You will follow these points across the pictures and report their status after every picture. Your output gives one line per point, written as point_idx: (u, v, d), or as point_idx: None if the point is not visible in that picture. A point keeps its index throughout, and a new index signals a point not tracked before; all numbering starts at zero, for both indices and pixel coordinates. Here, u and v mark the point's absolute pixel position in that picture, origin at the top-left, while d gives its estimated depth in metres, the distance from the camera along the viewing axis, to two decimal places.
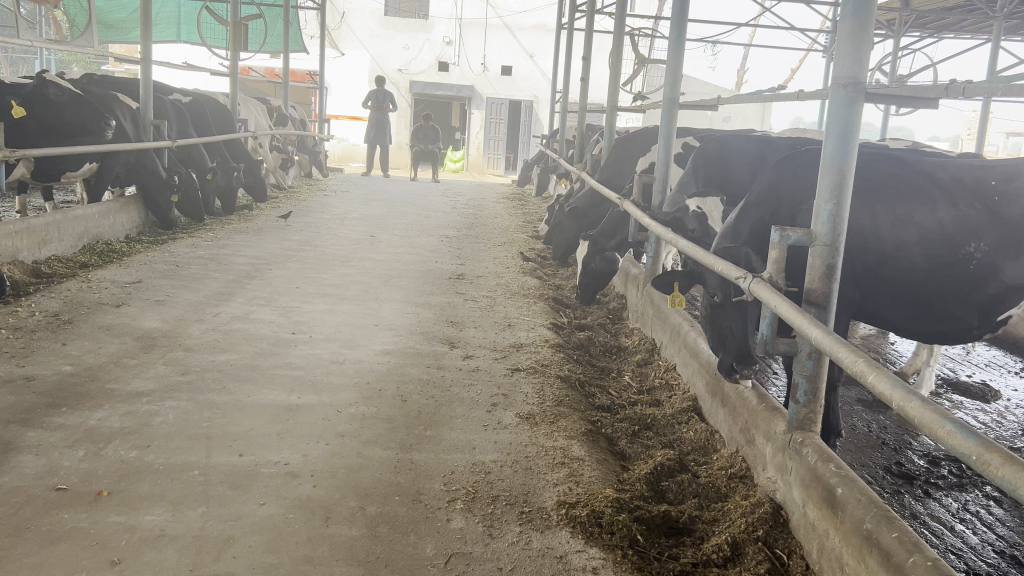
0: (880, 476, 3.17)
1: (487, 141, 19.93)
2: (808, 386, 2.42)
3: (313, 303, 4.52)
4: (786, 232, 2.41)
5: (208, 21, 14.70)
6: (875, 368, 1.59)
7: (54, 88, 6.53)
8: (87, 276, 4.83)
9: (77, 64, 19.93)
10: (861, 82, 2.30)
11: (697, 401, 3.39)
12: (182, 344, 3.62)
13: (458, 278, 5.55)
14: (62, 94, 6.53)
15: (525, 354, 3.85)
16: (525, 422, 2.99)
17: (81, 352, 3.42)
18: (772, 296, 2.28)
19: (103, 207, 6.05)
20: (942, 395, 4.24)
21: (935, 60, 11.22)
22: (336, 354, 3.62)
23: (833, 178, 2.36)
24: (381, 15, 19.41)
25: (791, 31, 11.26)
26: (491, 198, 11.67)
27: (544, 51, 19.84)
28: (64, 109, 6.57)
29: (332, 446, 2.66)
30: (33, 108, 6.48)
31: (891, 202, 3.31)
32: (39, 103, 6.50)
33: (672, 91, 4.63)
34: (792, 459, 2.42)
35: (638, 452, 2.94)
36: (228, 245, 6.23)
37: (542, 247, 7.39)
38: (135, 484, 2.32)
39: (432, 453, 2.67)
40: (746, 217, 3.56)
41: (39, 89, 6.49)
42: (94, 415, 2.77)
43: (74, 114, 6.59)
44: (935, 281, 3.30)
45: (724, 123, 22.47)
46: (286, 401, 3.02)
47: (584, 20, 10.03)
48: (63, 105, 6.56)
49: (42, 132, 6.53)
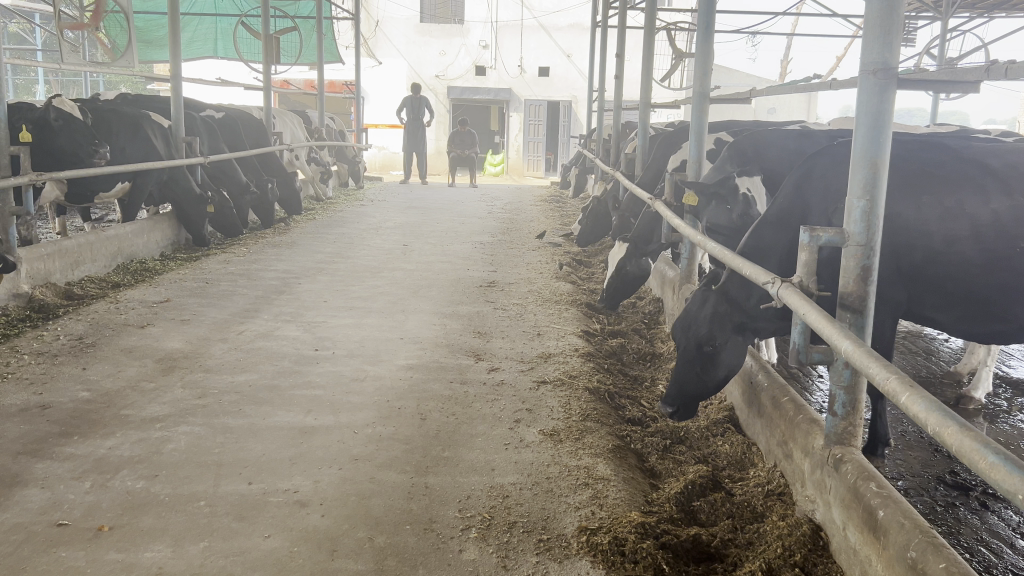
0: (933, 487, 2.96)
1: (527, 143, 19.83)
2: (847, 397, 2.26)
3: (338, 318, 4.44)
4: (816, 232, 2.24)
5: (244, 35, 14.80)
6: (908, 387, 1.41)
7: (55, 113, 6.40)
8: (117, 296, 4.83)
9: (124, 85, 20.54)
10: (891, 67, 2.12)
11: (733, 412, 3.22)
12: (203, 365, 3.56)
13: (490, 286, 5.43)
14: (59, 119, 6.37)
15: (552, 365, 3.71)
16: (549, 439, 2.85)
17: (100, 376, 3.37)
18: (800, 302, 2.07)
19: (137, 226, 6.08)
20: (1001, 395, 3.97)
21: (987, 41, 10.76)
22: (358, 371, 3.53)
23: (866, 171, 2.18)
24: (416, 22, 19.42)
25: (833, 18, 10.88)
26: (529, 202, 11.55)
27: (580, 50, 19.62)
28: (60, 135, 6.42)
29: (344, 471, 2.55)
30: (39, 135, 6.40)
31: (939, 193, 3.03)
32: (44, 128, 6.42)
33: (701, 87, 4.43)
34: (830, 476, 2.25)
35: (668, 469, 2.78)
36: (260, 260, 6.21)
37: (577, 250, 7.23)
38: (138, 519, 2.24)
39: (448, 476, 2.55)
40: (771, 227, 3.39)
41: (43, 114, 6.40)
42: (105, 443, 2.71)
43: (69, 141, 6.41)
44: (995, 278, 2.97)
45: (769, 116, 22.00)
46: (303, 423, 2.93)
47: (619, 13, 9.81)
48: (60, 131, 6.42)
49: (47, 160, 6.47)
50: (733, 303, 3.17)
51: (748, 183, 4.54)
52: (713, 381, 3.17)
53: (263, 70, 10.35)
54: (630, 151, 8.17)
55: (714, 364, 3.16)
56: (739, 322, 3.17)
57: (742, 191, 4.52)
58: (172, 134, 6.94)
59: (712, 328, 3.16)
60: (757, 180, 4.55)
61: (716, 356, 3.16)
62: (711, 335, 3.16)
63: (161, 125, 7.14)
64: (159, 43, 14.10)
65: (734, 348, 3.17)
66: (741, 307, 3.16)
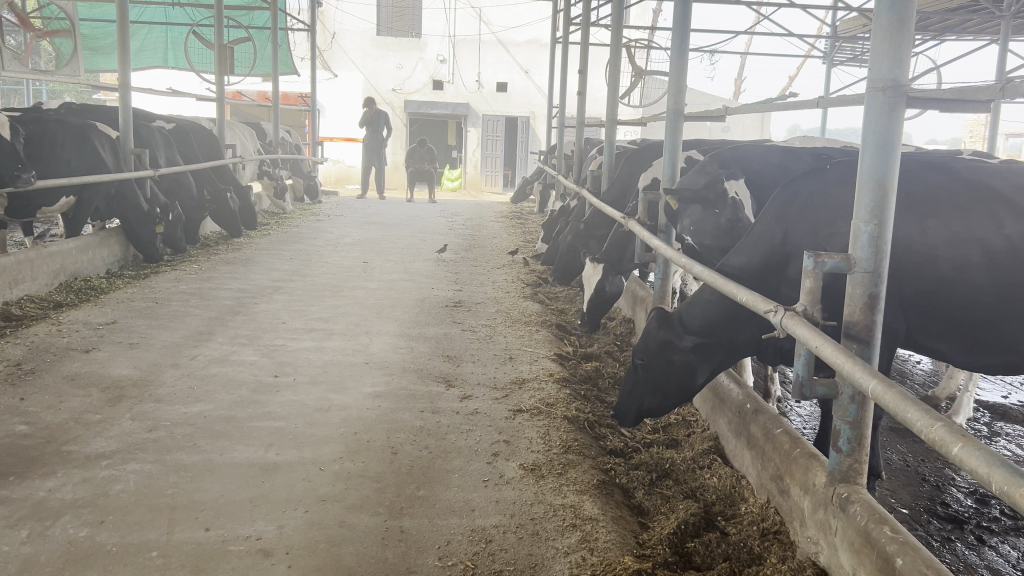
0: (925, 520, 2.85)
1: (484, 158, 19.76)
2: (851, 433, 2.11)
3: (298, 341, 4.21)
4: (821, 257, 2.10)
5: (196, 45, 14.44)
6: (961, 438, 1.27)
7: None
8: (58, 317, 4.53)
9: (69, 93, 19.99)
10: (902, 85, 2.00)
11: (719, 443, 3.09)
12: (152, 394, 3.31)
13: (456, 306, 5.25)
14: None
15: (528, 392, 3.53)
16: (530, 475, 2.68)
17: (40, 407, 3.11)
18: (809, 332, 1.92)
19: (82, 241, 5.77)
20: (981, 420, 3.91)
21: (939, 63, 10.99)
22: (322, 400, 3.31)
23: (873, 194, 2.06)
24: (373, 35, 19.18)
25: (790, 37, 10.97)
26: (489, 218, 11.41)
27: (538, 66, 19.63)
28: None
29: (311, 515, 2.34)
30: None
31: (946, 216, 2.95)
32: None
33: (677, 102, 4.31)
34: (836, 518, 2.11)
35: (657, 506, 2.62)
36: (213, 278, 5.94)
37: (543, 267, 7.10)
38: (82, 573, 2.01)
39: (425, 518, 2.36)
40: (755, 246, 3.29)
41: None
42: (45, 485, 2.46)
43: None
44: (1006, 306, 2.88)
45: (724, 133, 22.22)
46: (264, 459, 2.71)
47: (582, 28, 9.67)
48: None
49: None
50: (665, 322, 3.17)
51: (736, 187, 4.65)
52: (651, 396, 3.13)
53: (215, 81, 10.04)
54: (595, 167, 8.07)
55: (650, 379, 3.12)
56: (665, 339, 3.12)
57: (731, 196, 4.64)
58: (122, 147, 6.66)
59: (644, 340, 3.16)
60: (744, 182, 4.63)
61: (651, 371, 3.12)
62: (645, 347, 3.15)
63: (109, 135, 6.82)
64: (106, 52, 13.67)
65: (669, 364, 3.10)
66: (673, 325, 3.14)
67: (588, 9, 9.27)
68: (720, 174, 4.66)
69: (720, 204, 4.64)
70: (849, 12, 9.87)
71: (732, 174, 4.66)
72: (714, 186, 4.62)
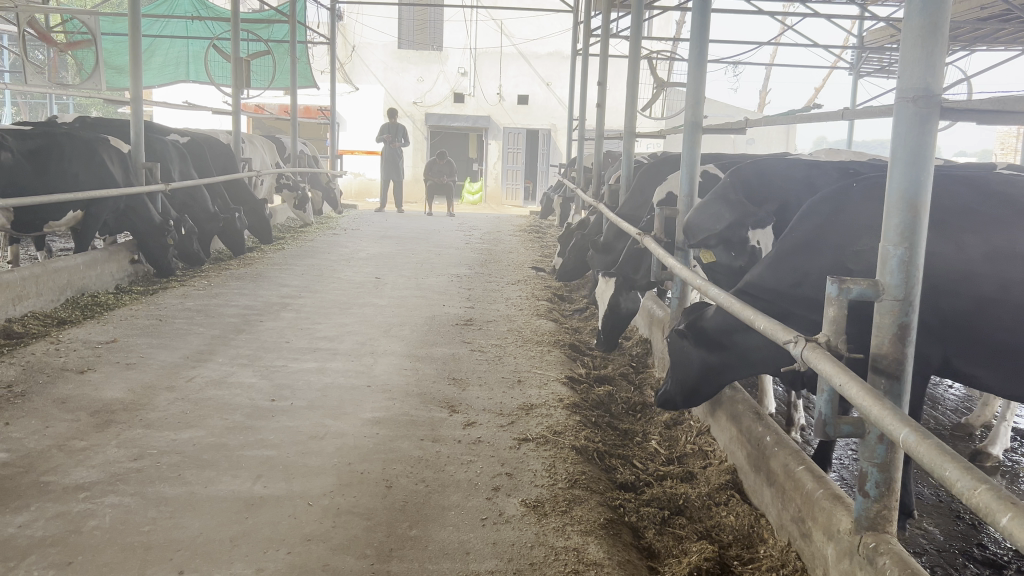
0: (962, 564, 2.63)
1: (505, 170, 19.68)
2: (880, 476, 1.92)
3: (300, 361, 4.06)
4: (845, 283, 1.90)
5: (216, 59, 14.50)
6: (1007, 507, 1.10)
7: None
8: (58, 335, 4.42)
9: (95, 108, 20.14)
10: (935, 94, 1.81)
11: (737, 477, 2.89)
12: (142, 420, 3.17)
13: (466, 324, 5.09)
14: None
15: (535, 420, 3.35)
16: (531, 513, 2.50)
17: (24, 433, 2.98)
18: (832, 367, 1.73)
19: (90, 256, 5.68)
20: (1018, 451, 3.67)
21: (970, 72, 10.72)
22: (318, 426, 3.15)
23: (904, 215, 1.87)
24: (394, 48, 19.19)
25: (814, 48, 10.71)
26: (507, 231, 11.24)
27: (559, 78, 19.47)
28: None
29: (292, 556, 2.18)
30: None
31: (987, 231, 2.75)
32: None
33: (694, 114, 4.12)
34: (863, 570, 1.92)
35: (668, 548, 2.44)
36: (221, 294, 5.82)
37: (559, 283, 6.92)
38: None
39: (415, 563, 2.19)
40: (779, 263, 3.10)
41: None
42: (15, 520, 2.32)
43: None
44: None
45: (749, 144, 21.96)
46: (249, 492, 2.56)
47: (602, 38, 9.47)
48: None
49: None
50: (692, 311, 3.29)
51: (760, 235, 4.49)
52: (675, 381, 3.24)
53: (231, 94, 9.98)
54: (614, 181, 7.89)
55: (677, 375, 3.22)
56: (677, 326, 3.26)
57: (751, 244, 4.51)
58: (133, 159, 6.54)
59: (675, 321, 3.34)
60: (768, 231, 4.45)
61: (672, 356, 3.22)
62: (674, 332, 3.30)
63: (119, 149, 6.72)
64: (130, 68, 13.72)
65: (681, 349, 3.19)
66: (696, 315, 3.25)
67: (607, 21, 9.07)
68: (748, 217, 4.44)
69: (739, 249, 4.54)
70: (877, 21, 9.61)
71: (759, 220, 4.45)
72: (737, 231, 4.46)
